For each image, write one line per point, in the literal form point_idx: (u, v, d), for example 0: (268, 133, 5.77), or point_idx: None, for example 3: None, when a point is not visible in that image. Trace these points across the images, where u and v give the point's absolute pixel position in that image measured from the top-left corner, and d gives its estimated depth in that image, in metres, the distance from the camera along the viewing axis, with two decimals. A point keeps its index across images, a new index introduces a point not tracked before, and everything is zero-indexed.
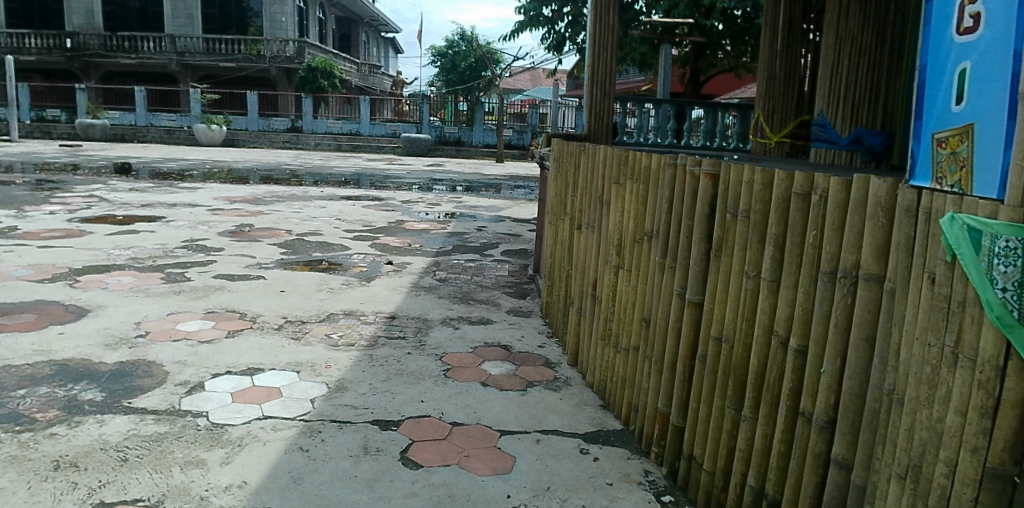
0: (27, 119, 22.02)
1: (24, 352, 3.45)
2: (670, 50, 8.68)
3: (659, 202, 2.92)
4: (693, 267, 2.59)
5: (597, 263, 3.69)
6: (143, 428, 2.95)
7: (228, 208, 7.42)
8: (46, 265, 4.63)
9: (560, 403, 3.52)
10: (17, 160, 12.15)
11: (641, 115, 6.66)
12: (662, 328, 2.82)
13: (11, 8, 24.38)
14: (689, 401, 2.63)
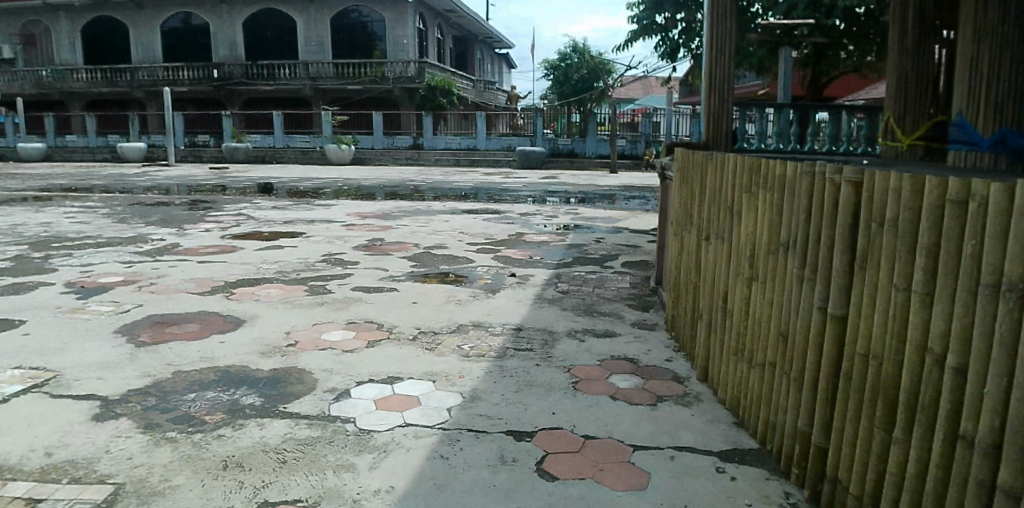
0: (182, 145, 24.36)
1: (192, 358, 3.65)
2: (790, 52, 8.05)
3: (795, 211, 2.77)
4: (834, 280, 2.44)
5: (728, 276, 3.54)
6: (297, 432, 3.11)
7: (359, 224, 7.79)
8: (205, 279, 5.02)
9: (692, 419, 3.41)
10: (173, 183, 13.35)
11: (761, 121, 6.25)
12: (801, 343, 2.67)
13: (167, 44, 26.60)
14: (833, 421, 2.47)
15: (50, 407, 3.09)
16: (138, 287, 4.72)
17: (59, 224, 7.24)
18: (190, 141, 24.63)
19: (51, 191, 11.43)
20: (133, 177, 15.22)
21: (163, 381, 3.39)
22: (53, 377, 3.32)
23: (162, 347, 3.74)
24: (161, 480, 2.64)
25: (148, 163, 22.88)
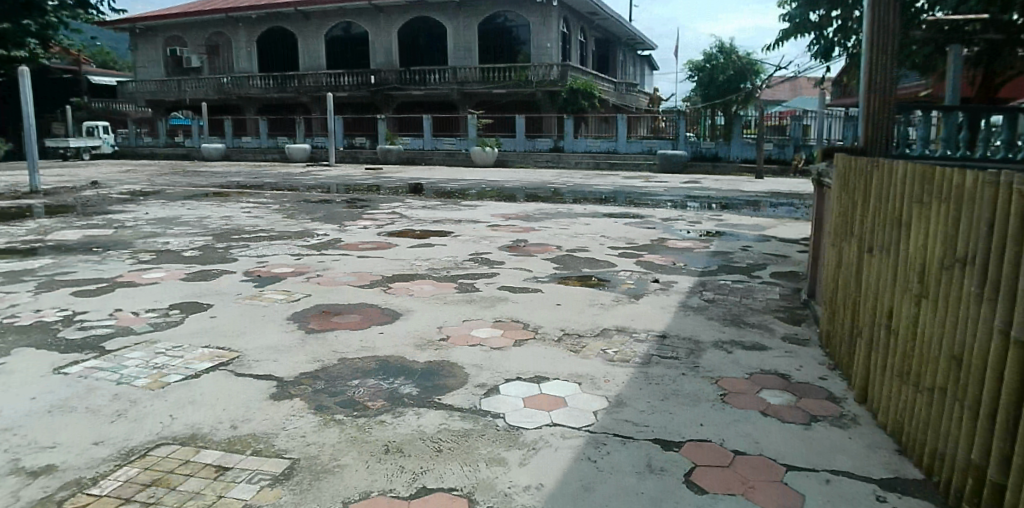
0: (340, 146, 25.87)
1: (355, 347, 3.88)
2: (960, 50, 7.31)
3: (976, 224, 2.53)
4: (1021, 300, 2.21)
5: (893, 291, 3.29)
6: (452, 423, 3.23)
7: (504, 224, 8.00)
8: (364, 273, 5.35)
9: (849, 442, 3.20)
10: (333, 182, 14.34)
11: (924, 124, 5.69)
12: (978, 368, 2.44)
13: (331, 51, 28.53)
14: (1015, 455, 2.24)
15: (232, 384, 3.24)
16: (306, 278, 5.10)
17: (238, 218, 7.98)
18: (348, 143, 26.05)
19: (230, 188, 12.64)
20: (299, 176, 16.50)
21: (331, 367, 3.57)
22: (235, 358, 3.53)
23: (328, 334, 3.99)
24: (330, 458, 2.79)
25: (310, 163, 24.51)
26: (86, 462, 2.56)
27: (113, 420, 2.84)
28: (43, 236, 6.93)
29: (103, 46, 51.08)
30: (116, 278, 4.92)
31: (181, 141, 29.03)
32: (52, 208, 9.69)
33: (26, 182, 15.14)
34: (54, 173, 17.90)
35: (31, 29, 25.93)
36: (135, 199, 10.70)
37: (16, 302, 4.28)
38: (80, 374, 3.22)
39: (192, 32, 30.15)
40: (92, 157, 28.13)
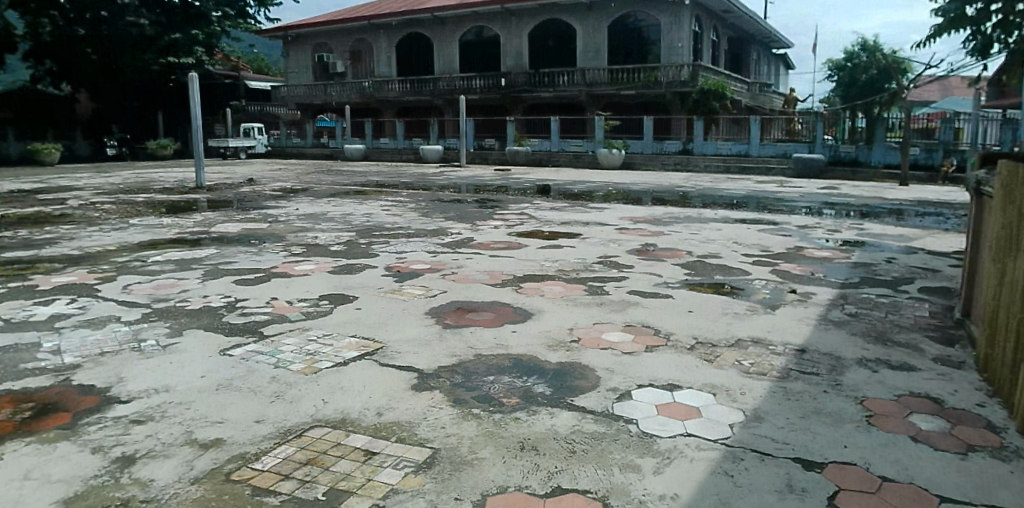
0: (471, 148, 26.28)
1: (489, 344, 3.96)
2: None
3: None
4: None
5: None
6: (585, 425, 3.21)
7: (633, 228, 7.93)
8: (496, 272, 5.46)
9: (1013, 477, 2.90)
10: (463, 182, 14.78)
11: None
12: None
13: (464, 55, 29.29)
14: None
15: (376, 374, 3.39)
16: (442, 275, 5.28)
17: (377, 215, 8.38)
18: (478, 144, 26.47)
19: (368, 187, 13.33)
20: (432, 176, 17.13)
21: (467, 362, 3.68)
22: (378, 348, 3.71)
23: (463, 330, 4.10)
24: (468, 450, 2.85)
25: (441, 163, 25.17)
26: (248, 438, 2.71)
27: (272, 401, 3.03)
28: (208, 228, 7.60)
29: (258, 54, 55.37)
30: (270, 268, 5.32)
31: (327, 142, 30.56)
32: (214, 202, 10.62)
33: (191, 178, 16.67)
34: (214, 170, 19.57)
35: (197, 38, 28.54)
36: (284, 195, 11.52)
37: (188, 288, 4.71)
38: (241, 357, 3.48)
39: (337, 38, 31.87)
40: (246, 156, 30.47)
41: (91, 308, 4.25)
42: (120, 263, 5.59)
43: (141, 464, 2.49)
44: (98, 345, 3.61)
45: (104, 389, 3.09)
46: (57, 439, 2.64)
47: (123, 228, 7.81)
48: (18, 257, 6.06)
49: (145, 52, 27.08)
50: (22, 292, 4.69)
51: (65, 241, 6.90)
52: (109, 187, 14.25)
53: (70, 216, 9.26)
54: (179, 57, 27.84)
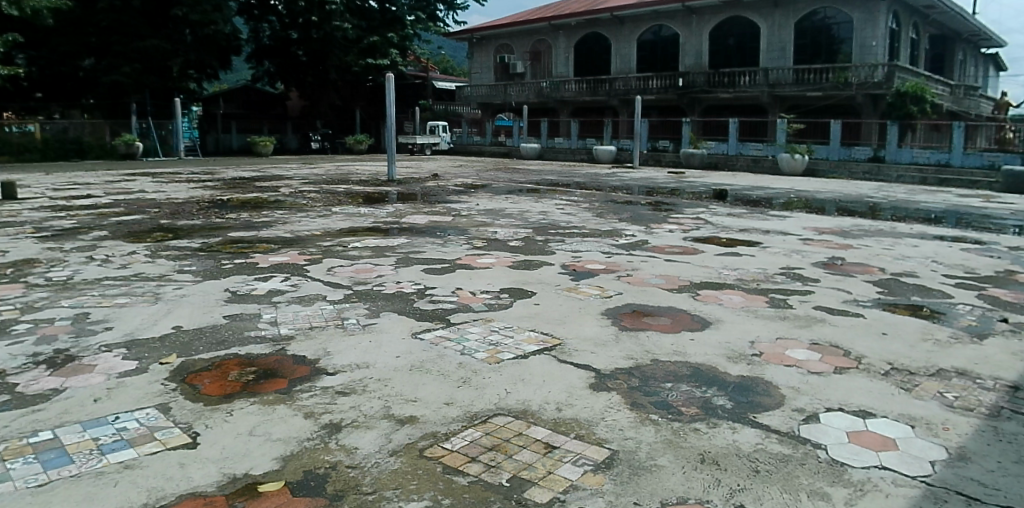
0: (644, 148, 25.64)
1: (667, 350, 3.89)
2: None
3: None
4: None
5: None
6: (769, 445, 2.97)
7: (817, 239, 7.43)
8: (673, 277, 5.34)
9: None
10: (635, 183, 14.63)
11: None
12: None
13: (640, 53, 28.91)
14: None
15: (556, 370, 3.45)
16: (618, 276, 5.27)
17: (553, 214, 8.51)
18: (652, 145, 25.72)
19: (542, 185, 13.59)
20: (605, 176, 17.12)
21: (644, 366, 3.62)
22: (558, 345, 3.76)
23: (641, 333, 4.06)
24: (648, 456, 2.77)
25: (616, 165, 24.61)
26: (440, 418, 2.86)
27: (460, 385, 3.17)
28: (399, 219, 8.12)
29: (444, 55, 58.33)
30: (456, 259, 5.58)
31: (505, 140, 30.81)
32: (403, 195, 11.33)
33: (383, 171, 17.86)
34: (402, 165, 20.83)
35: (394, 40, 30.11)
36: (466, 191, 12.02)
37: (383, 274, 5.06)
38: (432, 342, 3.69)
39: (519, 39, 32.57)
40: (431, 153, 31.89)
41: (302, 286, 4.69)
42: (325, 247, 6.12)
43: (346, 432, 2.70)
44: (309, 319, 3.98)
45: (315, 360, 3.40)
46: (277, 401, 2.94)
47: (327, 215, 8.55)
48: (244, 237, 6.82)
49: (347, 52, 29.25)
50: (246, 269, 5.28)
51: (280, 225, 7.67)
52: (314, 178, 15.64)
53: (283, 202, 10.28)
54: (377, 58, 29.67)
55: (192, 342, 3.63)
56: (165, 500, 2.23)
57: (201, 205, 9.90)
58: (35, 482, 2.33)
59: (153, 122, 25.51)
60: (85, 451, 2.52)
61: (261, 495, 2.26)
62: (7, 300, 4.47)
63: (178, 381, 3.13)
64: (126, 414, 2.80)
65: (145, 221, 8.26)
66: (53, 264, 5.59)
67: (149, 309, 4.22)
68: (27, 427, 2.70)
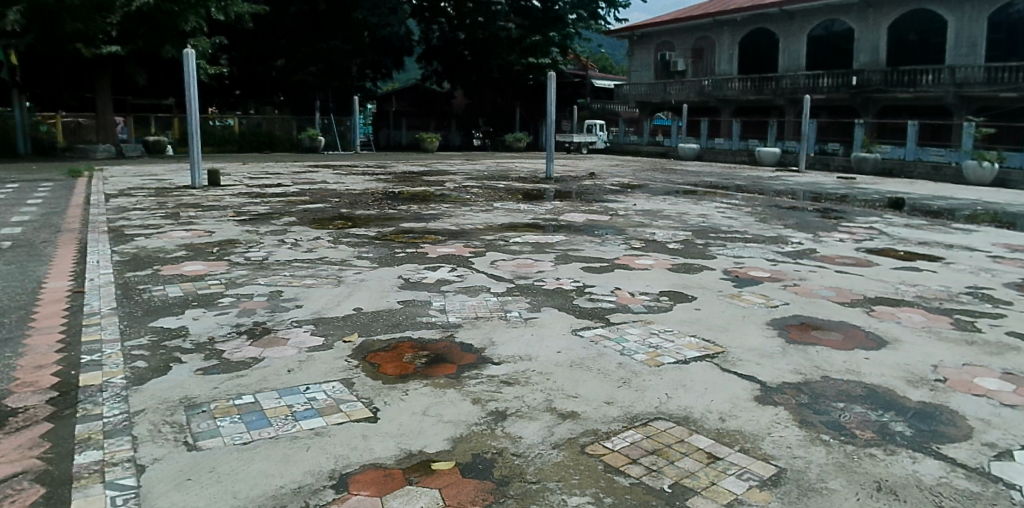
0: (810, 151, 24.14)
1: (838, 368, 3.61)
2: None
3: None
4: None
5: None
6: (954, 480, 2.54)
7: (1012, 257, 6.65)
8: (844, 290, 5.00)
9: None
10: (800, 188, 13.85)
11: None
12: None
13: (810, 51, 27.22)
14: None
15: (719, 378, 3.34)
16: (783, 285, 5.02)
17: (713, 217, 8.25)
18: (820, 148, 24.02)
19: (700, 187, 13.22)
20: (767, 179, 16.36)
21: (814, 383, 3.40)
22: (720, 353, 3.65)
23: (810, 348, 3.82)
24: (817, 477, 2.52)
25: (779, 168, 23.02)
26: (601, 416, 2.86)
27: (620, 385, 3.16)
28: (557, 216, 8.23)
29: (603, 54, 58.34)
30: (614, 259, 5.58)
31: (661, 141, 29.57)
32: (560, 193, 11.46)
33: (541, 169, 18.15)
34: (559, 163, 21.06)
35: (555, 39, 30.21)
36: (623, 191, 11.94)
37: (543, 269, 5.16)
38: (592, 339, 3.73)
39: (682, 36, 31.50)
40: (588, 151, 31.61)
41: (468, 277, 4.89)
42: (488, 241, 6.34)
43: (510, 421, 2.79)
44: (474, 309, 4.15)
45: (480, 349, 3.54)
46: (447, 385, 3.12)
47: (489, 210, 8.84)
48: (413, 228, 7.22)
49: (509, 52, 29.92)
50: (416, 258, 5.59)
51: (446, 218, 8.04)
52: (476, 174, 16.19)
53: (448, 196, 10.75)
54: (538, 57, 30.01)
55: (370, 324, 3.94)
56: (350, 468, 2.44)
57: (375, 196, 10.60)
58: (241, 439, 2.66)
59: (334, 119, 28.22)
60: (281, 415, 2.86)
61: (433, 472, 2.40)
62: (215, 275, 5.06)
63: (359, 359, 3.43)
64: (315, 386, 3.14)
65: (326, 209, 8.96)
66: (250, 245, 6.22)
67: (332, 291, 4.61)
68: (232, 391, 3.12)
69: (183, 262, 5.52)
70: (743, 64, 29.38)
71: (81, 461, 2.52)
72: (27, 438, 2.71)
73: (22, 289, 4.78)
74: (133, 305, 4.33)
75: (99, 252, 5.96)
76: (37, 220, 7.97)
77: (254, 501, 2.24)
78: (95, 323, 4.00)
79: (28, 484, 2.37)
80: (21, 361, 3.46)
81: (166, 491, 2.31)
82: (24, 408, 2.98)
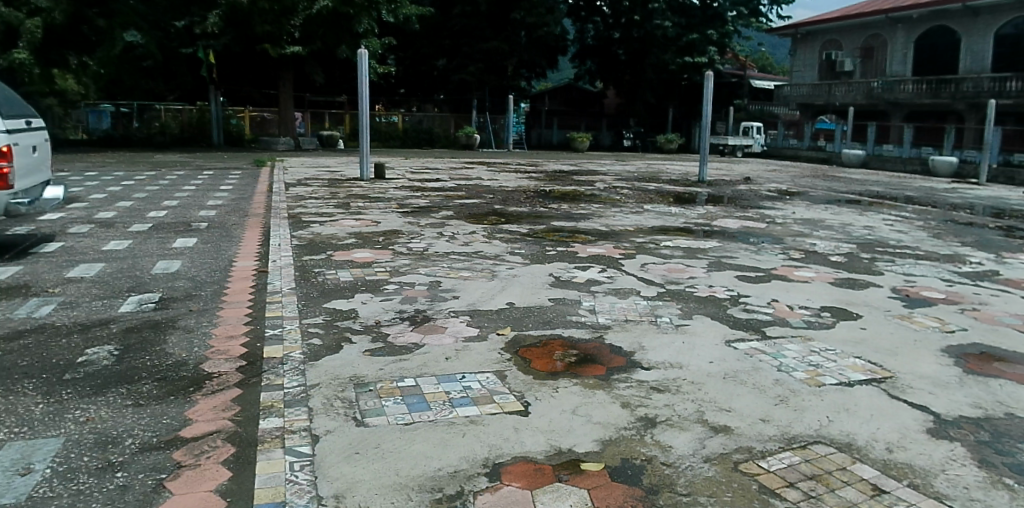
0: (994, 162, 21.50)
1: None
2: None
3: None
4: None
5: None
6: None
7: None
8: None
9: None
10: (983, 203, 12.54)
11: None
12: None
13: (998, 52, 24.54)
14: None
15: (886, 406, 3.11)
16: (960, 309, 4.60)
17: (878, 230, 7.71)
18: (1006, 159, 21.51)
19: (865, 197, 12.35)
20: (943, 191, 14.96)
21: (996, 420, 3.03)
22: (887, 378, 3.41)
23: (991, 381, 3.42)
24: None
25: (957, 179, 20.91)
26: (756, 434, 2.76)
27: (776, 404, 3.04)
28: (709, 221, 8.04)
29: (763, 54, 55.71)
30: (770, 270, 5.41)
31: (825, 145, 27.88)
32: (712, 197, 11.13)
33: (692, 172, 17.69)
34: (711, 166, 20.43)
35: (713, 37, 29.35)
36: (780, 197, 11.42)
37: (695, 275, 5.16)
38: (747, 352, 3.63)
39: (850, 34, 29.38)
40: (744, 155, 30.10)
41: (618, 279, 5.02)
42: (638, 244, 6.36)
43: (661, 429, 2.77)
44: (624, 312, 4.25)
45: (630, 353, 3.59)
46: (597, 386, 3.18)
47: (639, 212, 8.78)
48: (564, 227, 7.34)
49: (665, 51, 29.71)
50: (567, 257, 5.73)
51: (596, 218, 8.08)
52: (626, 175, 16.06)
53: (598, 196, 10.78)
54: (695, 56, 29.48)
55: (522, 319, 4.12)
56: (503, 458, 2.52)
57: (527, 194, 10.84)
58: (403, 420, 2.84)
59: (489, 118, 28.86)
60: (439, 401, 3.03)
61: (582, 472, 2.42)
62: (381, 263, 5.42)
63: (512, 353, 3.59)
64: (470, 375, 3.31)
65: (481, 205, 9.28)
66: (412, 236, 6.58)
67: (487, 284, 4.86)
68: (396, 372, 3.35)
69: (353, 249, 5.96)
70: (917, 64, 27.00)
71: (264, 426, 2.80)
72: (221, 400, 3.05)
73: (218, 266, 5.38)
74: (309, 287, 4.75)
75: (281, 236, 6.57)
76: (230, 205, 8.88)
77: (414, 479, 2.38)
78: (277, 300, 4.43)
79: (222, 442, 2.67)
80: (215, 330, 3.92)
81: (338, 461, 2.52)
82: (217, 373, 3.35)
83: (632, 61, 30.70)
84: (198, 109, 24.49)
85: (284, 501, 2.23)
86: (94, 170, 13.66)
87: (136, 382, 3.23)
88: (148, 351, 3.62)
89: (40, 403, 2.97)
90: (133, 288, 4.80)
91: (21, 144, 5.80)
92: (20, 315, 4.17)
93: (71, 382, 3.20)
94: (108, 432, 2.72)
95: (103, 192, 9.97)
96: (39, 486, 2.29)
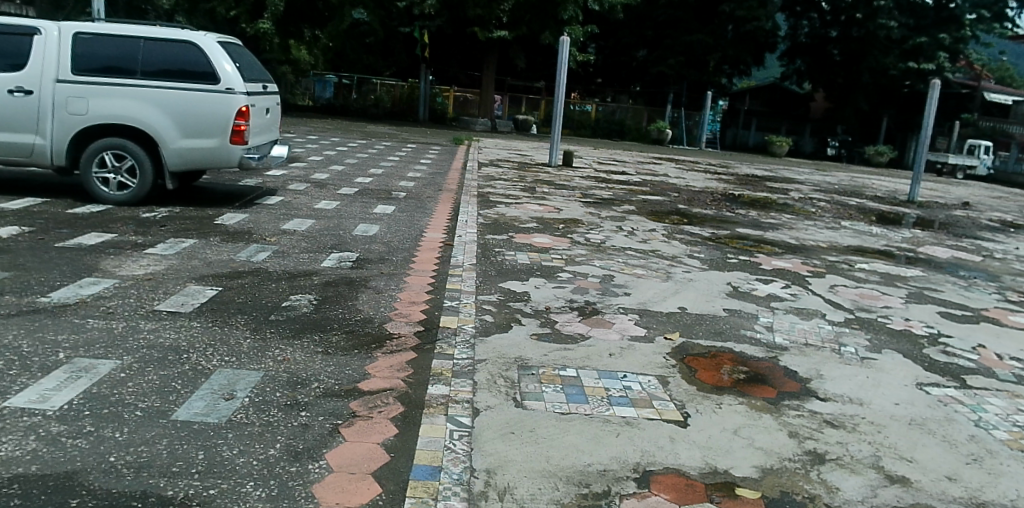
0: None
1: None
2: None
3: None
4: None
5: None
6: None
7: None
8: None
9: None
10: None
11: None
12: None
13: None
14: None
15: None
16: None
17: None
18: None
19: None
20: None
21: None
22: None
23: None
24: None
25: None
26: (940, 492, 2.45)
27: (968, 462, 2.68)
28: (916, 247, 7.26)
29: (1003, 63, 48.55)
30: (982, 310, 4.79)
31: None
32: (922, 220, 10.01)
33: (903, 190, 16.01)
34: (926, 186, 18.37)
35: (946, 42, 26.19)
36: (1005, 229, 10.03)
37: (892, 306, 4.71)
38: (941, 400, 3.27)
39: None
40: (966, 177, 25.68)
41: (802, 298, 4.72)
42: (830, 262, 5.93)
43: (829, 468, 2.57)
44: (805, 334, 4.00)
45: (806, 380, 3.38)
46: (764, 410, 3.02)
47: (835, 228, 8.13)
48: (750, 235, 7.02)
49: (886, 54, 27.02)
50: (750, 267, 5.51)
51: (786, 229, 7.61)
52: (824, 186, 14.91)
53: (790, 206, 10.16)
54: (921, 62, 26.46)
55: (692, 325, 4.03)
56: (654, 467, 2.50)
57: (713, 196, 10.46)
58: (560, 409, 2.90)
59: (684, 113, 27.74)
60: (598, 396, 3.05)
61: (736, 497, 2.32)
62: (558, 250, 5.53)
63: (677, 359, 3.52)
64: (632, 375, 3.29)
65: (663, 203, 9.10)
66: (591, 228, 6.62)
67: (661, 285, 4.80)
68: (559, 361, 3.41)
69: (533, 233, 6.12)
70: None
71: (431, 392, 2.99)
72: (396, 361, 3.30)
73: (410, 235, 5.79)
74: (488, 265, 4.96)
75: (468, 212, 6.92)
76: (428, 178, 9.49)
77: (563, 470, 2.43)
78: (458, 274, 4.70)
79: (392, 399, 2.90)
80: (401, 295, 4.24)
81: (494, 438, 2.63)
82: (397, 334, 3.63)
83: (847, 63, 28.30)
84: (409, 86, 26.21)
85: (440, 466, 2.38)
86: (316, 134, 15.27)
87: (328, 331, 3.60)
88: (342, 305, 4.01)
89: (249, 337, 3.41)
90: (336, 246, 5.31)
91: (258, 106, 6.60)
92: (242, 258, 4.78)
93: (276, 323, 3.65)
94: (299, 374, 3.06)
95: (321, 155, 11.10)
96: (238, 412, 2.65)
